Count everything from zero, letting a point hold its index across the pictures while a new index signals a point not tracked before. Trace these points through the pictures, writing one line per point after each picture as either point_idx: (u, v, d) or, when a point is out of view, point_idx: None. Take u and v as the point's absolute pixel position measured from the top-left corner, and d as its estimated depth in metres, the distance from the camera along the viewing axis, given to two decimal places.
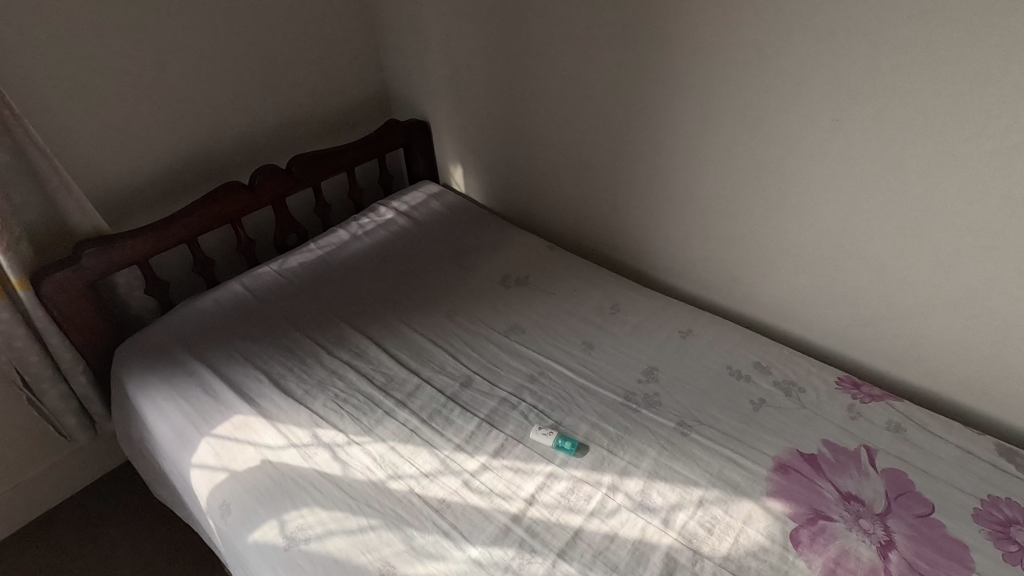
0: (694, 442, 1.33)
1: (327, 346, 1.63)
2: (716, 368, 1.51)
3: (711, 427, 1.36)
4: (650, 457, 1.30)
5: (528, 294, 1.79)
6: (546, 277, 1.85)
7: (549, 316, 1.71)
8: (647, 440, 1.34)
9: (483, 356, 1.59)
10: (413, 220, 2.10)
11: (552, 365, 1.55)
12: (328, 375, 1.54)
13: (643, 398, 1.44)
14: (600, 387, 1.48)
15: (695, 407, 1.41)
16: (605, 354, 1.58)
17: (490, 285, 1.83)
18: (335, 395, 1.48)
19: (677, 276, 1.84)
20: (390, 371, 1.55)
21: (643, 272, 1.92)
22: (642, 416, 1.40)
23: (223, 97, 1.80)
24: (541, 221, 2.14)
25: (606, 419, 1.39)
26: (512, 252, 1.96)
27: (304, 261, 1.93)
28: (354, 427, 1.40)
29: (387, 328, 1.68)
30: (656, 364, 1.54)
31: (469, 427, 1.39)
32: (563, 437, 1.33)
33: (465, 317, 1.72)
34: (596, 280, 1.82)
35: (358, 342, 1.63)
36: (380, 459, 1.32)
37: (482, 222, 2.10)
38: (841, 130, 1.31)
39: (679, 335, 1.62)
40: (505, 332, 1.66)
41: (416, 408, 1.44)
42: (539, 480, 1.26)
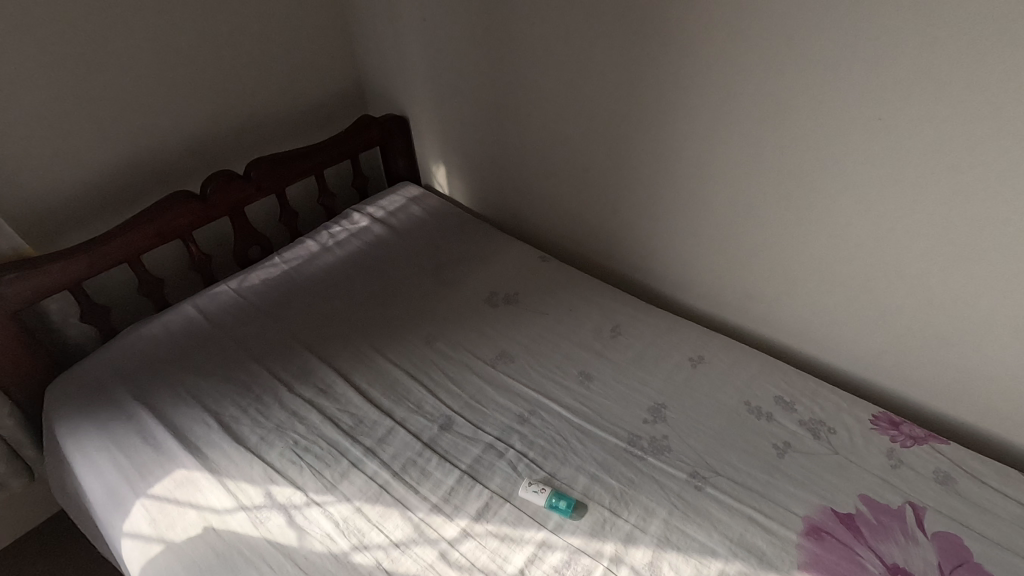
0: (711, 498, 1.14)
1: (289, 382, 1.43)
2: (733, 405, 1.31)
3: (730, 480, 1.17)
4: (661, 519, 1.11)
5: (518, 315, 1.59)
6: (539, 295, 1.65)
7: (541, 341, 1.51)
8: (655, 497, 1.15)
9: (466, 393, 1.39)
10: (390, 228, 1.89)
11: (544, 402, 1.35)
12: (289, 418, 1.34)
13: (649, 443, 1.25)
14: (600, 429, 1.28)
15: (711, 453, 1.22)
16: (604, 387, 1.38)
17: (475, 305, 1.63)
18: (295, 443, 1.28)
19: (685, 291, 1.64)
20: (359, 412, 1.35)
21: (645, 285, 1.72)
22: (650, 466, 1.20)
23: (170, 94, 1.58)
24: (532, 227, 1.93)
25: (607, 470, 1.20)
26: (500, 265, 1.75)
27: (267, 278, 1.72)
28: (315, 483, 1.21)
29: (358, 359, 1.49)
30: (665, 400, 1.34)
31: (449, 482, 1.20)
32: (558, 494, 1.15)
33: (446, 343, 1.52)
34: (594, 297, 1.62)
35: (324, 377, 1.44)
36: (345, 525, 1.14)
37: (468, 229, 1.89)
38: (884, 132, 1.10)
39: (689, 363, 1.42)
40: (492, 361, 1.46)
41: (389, 459, 1.25)
42: (530, 551, 1.08)
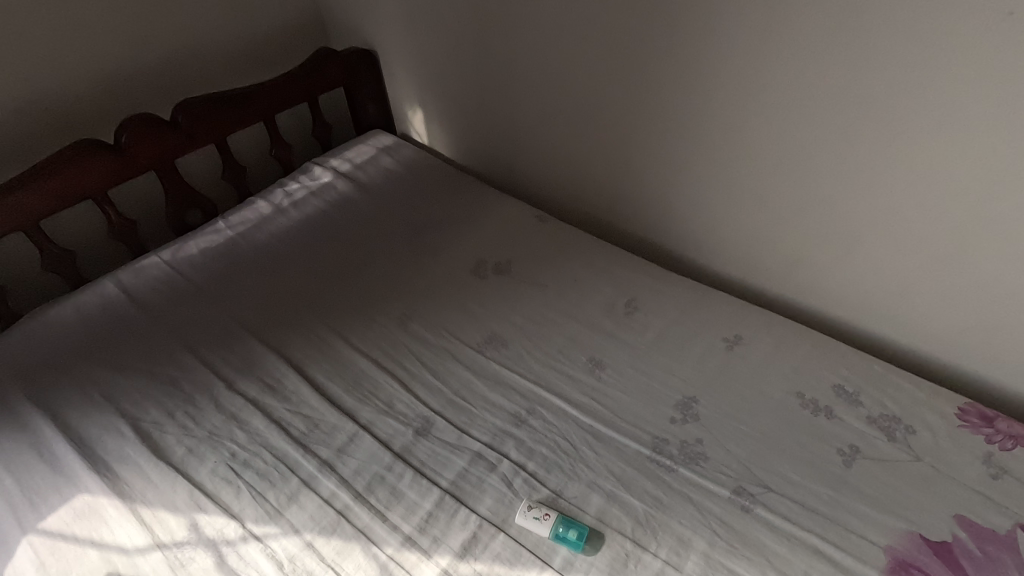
0: (764, 523, 0.89)
1: (228, 376, 1.15)
2: (782, 398, 1.05)
3: (786, 498, 0.92)
4: (700, 553, 0.86)
5: (511, 287, 1.30)
6: (536, 263, 1.36)
7: (540, 319, 1.23)
8: (691, 523, 0.89)
9: (448, 387, 1.12)
10: (357, 185, 1.58)
11: (546, 399, 1.08)
12: (225, 423, 1.07)
13: (679, 449, 0.99)
14: (616, 433, 1.02)
15: (760, 463, 0.96)
16: (619, 376, 1.11)
17: (459, 276, 1.34)
18: (232, 457, 1.02)
19: (713, 255, 1.35)
20: (314, 413, 1.08)
21: (663, 248, 1.44)
22: (682, 481, 0.95)
23: (65, 16, 1.24)
24: (527, 181, 1.62)
25: (627, 487, 0.94)
26: (490, 226, 1.46)
27: (207, 248, 1.42)
28: (255, 510, 0.95)
29: (315, 346, 1.20)
30: (696, 393, 1.07)
31: (427, 506, 0.94)
32: (566, 521, 0.89)
33: (424, 324, 1.24)
34: (603, 264, 1.34)
35: (272, 369, 1.16)
36: (291, 566, 0.88)
37: (450, 185, 1.58)
38: (1011, 34, 0.80)
39: (724, 345, 1.15)
40: (479, 346, 1.19)
41: (350, 476, 0.99)
42: None
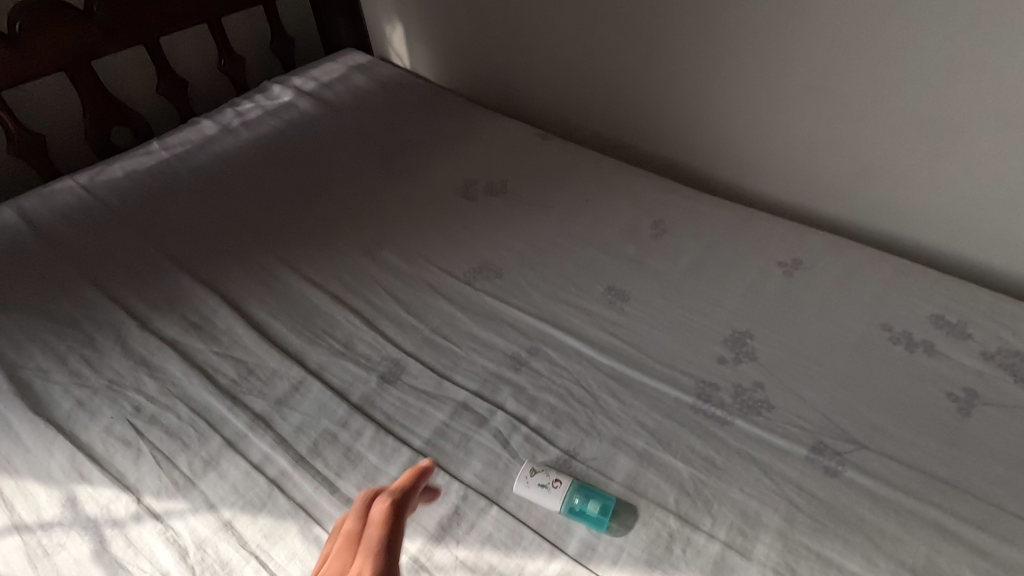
0: (859, 491, 0.64)
1: (143, 314, 0.89)
2: (865, 331, 0.80)
3: (884, 457, 0.67)
4: (773, 532, 0.61)
5: (506, 209, 1.05)
6: (538, 183, 1.10)
7: (544, 244, 0.97)
8: (758, 493, 0.64)
9: (426, 324, 0.86)
10: (322, 102, 1.32)
11: (553, 336, 0.83)
12: (131, 370, 0.81)
13: (733, 396, 0.74)
14: (647, 377, 0.77)
15: (843, 412, 0.71)
16: (647, 309, 0.86)
17: (442, 198, 1.08)
18: (135, 412, 0.76)
19: (756, 172, 1.10)
20: (250, 357, 0.83)
21: (692, 169, 1.18)
22: (740, 436, 0.70)
23: None
24: (525, 99, 1.36)
25: (665, 445, 0.69)
26: (481, 144, 1.20)
27: (135, 171, 1.16)
28: (157, 479, 0.69)
29: (258, 279, 0.95)
30: (750, 327, 0.82)
31: (392, 473, 0.69)
32: (583, 489, 0.64)
33: (397, 252, 0.98)
34: (620, 183, 1.08)
35: (201, 305, 0.90)
36: (196, 554, 0.62)
37: (434, 102, 1.32)
38: None
39: (781, 270, 0.89)
40: (467, 275, 0.93)
41: (292, 435, 0.73)
42: None
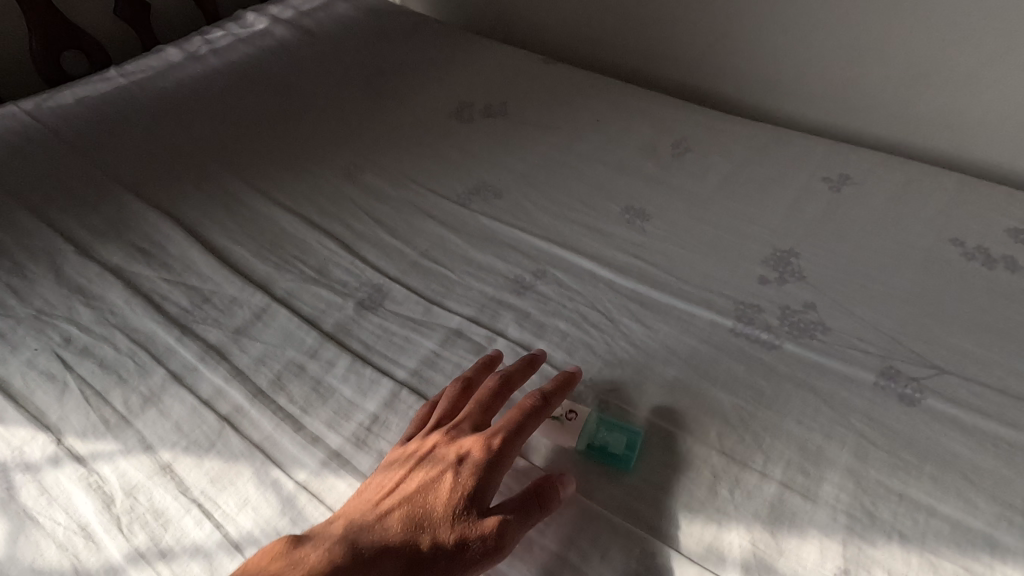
0: (944, 421, 0.52)
1: (84, 241, 0.76)
2: (932, 247, 0.67)
3: (971, 383, 0.54)
4: (843, 470, 0.49)
5: (507, 130, 0.92)
6: (542, 104, 0.97)
7: (550, 164, 0.85)
8: (819, 424, 0.52)
9: (414, 248, 0.74)
10: (301, 29, 1.19)
11: (564, 258, 0.70)
12: (64, 299, 0.69)
13: (781, 319, 0.62)
14: (676, 299, 0.64)
15: (915, 334, 0.59)
16: (673, 229, 0.73)
17: (434, 121, 0.95)
18: (65, 344, 0.63)
19: (790, 90, 0.96)
20: (206, 284, 0.70)
21: (715, 94, 1.05)
22: (792, 362, 0.57)
23: None
24: (526, 26, 1.22)
25: (701, 372, 0.57)
26: (478, 67, 1.06)
27: (89, 98, 1.03)
28: (83, 417, 0.57)
29: (221, 204, 0.82)
30: (795, 246, 0.70)
31: (370, 408, 0.57)
32: (607, 422, 0.52)
33: (382, 175, 0.86)
34: (636, 103, 0.96)
35: (153, 230, 0.77)
36: (124, 503, 0.50)
37: (425, 28, 1.18)
38: None
39: (827, 186, 0.77)
40: (462, 198, 0.81)
41: (251, 367, 0.61)
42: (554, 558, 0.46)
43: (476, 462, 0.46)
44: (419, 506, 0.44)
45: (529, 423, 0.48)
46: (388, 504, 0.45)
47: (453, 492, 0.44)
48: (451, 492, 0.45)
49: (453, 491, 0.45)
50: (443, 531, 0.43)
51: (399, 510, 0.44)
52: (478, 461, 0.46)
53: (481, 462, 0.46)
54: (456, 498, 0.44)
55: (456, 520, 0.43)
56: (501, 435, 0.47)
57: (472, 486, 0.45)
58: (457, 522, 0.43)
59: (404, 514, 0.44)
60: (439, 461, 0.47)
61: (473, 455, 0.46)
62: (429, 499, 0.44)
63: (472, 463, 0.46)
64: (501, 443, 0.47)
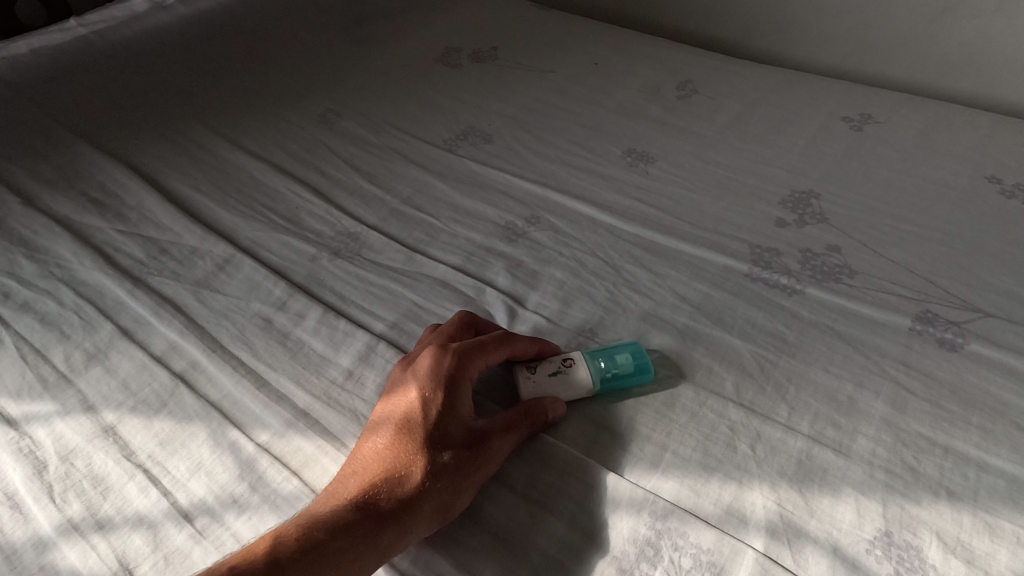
0: (992, 367, 0.46)
1: (31, 192, 0.69)
2: (964, 185, 0.61)
3: (1018, 326, 0.48)
4: (878, 422, 0.43)
5: (497, 75, 0.85)
6: (534, 48, 0.90)
7: (545, 108, 0.78)
8: (849, 373, 0.46)
9: (395, 195, 0.67)
10: None
11: (560, 202, 0.64)
12: (5, 251, 0.62)
13: (803, 261, 0.55)
14: (685, 242, 0.58)
15: (950, 275, 0.53)
16: (679, 172, 0.67)
17: (418, 67, 0.88)
18: (3, 299, 0.57)
19: (804, 30, 0.88)
20: (165, 235, 0.63)
21: (721, 39, 0.97)
22: (815, 307, 0.51)
23: None
24: None
25: (714, 320, 0.51)
26: (465, 12, 0.99)
27: (43, 47, 0.95)
28: (18, 377, 0.50)
29: (185, 153, 0.75)
30: (814, 186, 0.63)
31: (343, 363, 0.50)
32: (600, 352, 0.47)
33: (361, 122, 0.79)
34: (637, 45, 0.88)
35: (108, 181, 0.70)
36: (59, 469, 0.44)
37: None
38: None
39: (846, 125, 0.71)
40: (448, 143, 0.74)
41: (210, 321, 0.55)
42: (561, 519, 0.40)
43: (440, 384, 0.41)
44: (397, 444, 0.40)
45: (492, 348, 0.44)
46: (359, 460, 0.40)
47: (422, 420, 0.40)
48: (420, 420, 0.40)
49: (422, 418, 0.40)
50: (422, 471, 0.38)
51: (373, 459, 0.40)
52: (442, 383, 0.42)
53: (446, 384, 0.41)
54: (428, 425, 0.40)
55: (435, 446, 0.39)
56: (460, 354, 0.43)
57: (441, 413, 0.41)
58: (436, 448, 0.39)
59: (376, 455, 0.40)
60: (400, 395, 0.42)
61: (436, 384, 0.41)
62: (400, 433, 0.40)
63: (435, 387, 0.41)
64: (461, 361, 0.42)
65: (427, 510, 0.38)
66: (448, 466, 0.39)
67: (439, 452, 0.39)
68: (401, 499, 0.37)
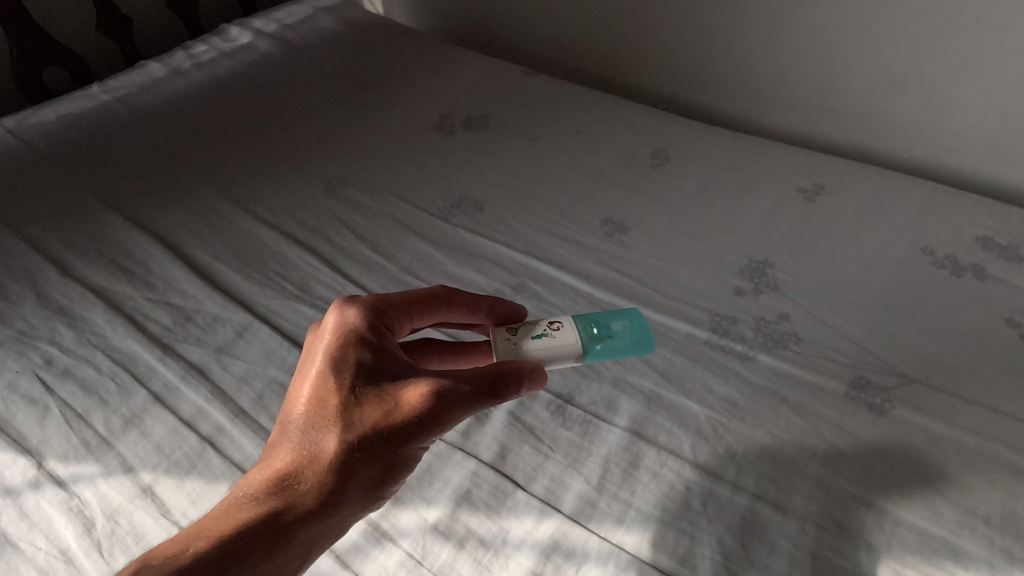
0: (912, 430, 0.53)
1: (65, 261, 0.77)
2: (902, 256, 0.69)
3: (939, 392, 0.56)
4: (813, 481, 0.50)
5: (489, 142, 0.93)
6: (524, 115, 0.98)
7: (530, 177, 0.86)
8: (791, 436, 0.53)
9: (396, 263, 0.74)
10: (284, 42, 1.19)
11: (543, 271, 0.71)
12: (45, 319, 0.69)
13: (756, 329, 0.63)
14: (652, 310, 0.65)
15: (885, 343, 0.60)
16: (651, 241, 0.74)
17: (415, 134, 0.96)
18: (45, 366, 0.64)
19: (768, 97, 0.96)
20: (189, 302, 0.71)
21: (696, 103, 1.05)
22: (765, 374, 0.58)
23: None
24: (508, 35, 1.22)
25: (676, 385, 0.58)
26: (459, 78, 1.07)
27: (70, 114, 1.03)
28: (63, 440, 0.57)
29: (204, 221, 0.83)
30: (770, 256, 0.71)
31: None
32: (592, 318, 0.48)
33: (364, 190, 0.86)
34: (617, 112, 0.96)
35: (135, 249, 0.78)
36: (104, 526, 0.51)
37: (407, 39, 1.19)
38: None
39: (802, 195, 0.78)
40: (443, 211, 0.82)
41: (232, 386, 0.61)
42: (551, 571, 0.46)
43: (348, 348, 0.42)
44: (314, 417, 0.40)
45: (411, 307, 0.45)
46: (282, 440, 0.41)
47: (334, 390, 0.40)
48: (332, 389, 0.41)
49: (333, 386, 0.41)
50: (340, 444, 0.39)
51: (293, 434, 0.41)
52: (352, 347, 0.42)
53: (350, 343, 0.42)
54: (339, 390, 0.40)
55: (350, 417, 0.40)
56: (367, 313, 0.43)
57: (356, 379, 0.41)
58: (351, 418, 0.39)
59: (295, 429, 0.41)
60: (308, 358, 0.43)
61: (346, 349, 0.42)
62: (316, 406, 0.41)
63: (343, 349, 0.42)
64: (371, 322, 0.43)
65: (354, 480, 0.39)
66: (366, 434, 0.39)
67: (356, 421, 0.39)
68: (320, 473, 0.39)
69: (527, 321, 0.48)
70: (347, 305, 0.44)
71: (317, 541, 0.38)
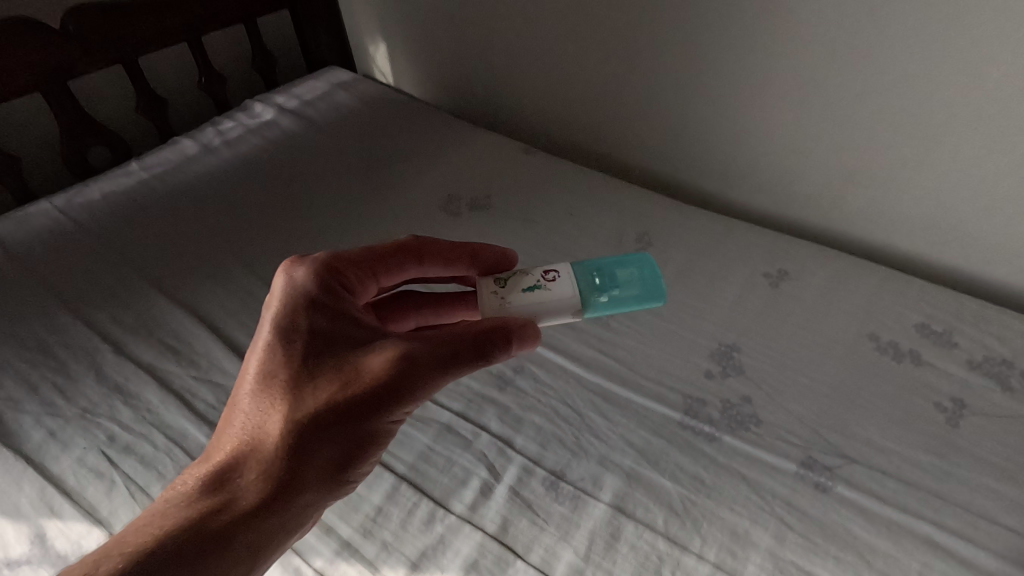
0: (850, 506, 0.63)
1: (118, 340, 0.87)
2: (852, 342, 0.79)
3: (875, 472, 0.66)
4: (764, 552, 0.60)
5: (492, 223, 1.04)
6: (523, 196, 1.09)
7: (529, 260, 0.97)
8: (748, 511, 0.63)
9: None
10: (304, 118, 1.31)
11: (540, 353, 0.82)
12: (105, 397, 0.79)
13: (723, 411, 0.73)
14: (634, 392, 0.76)
15: (833, 425, 0.70)
16: (634, 324, 0.85)
17: (425, 215, 1.07)
18: (109, 442, 0.74)
19: (740, 180, 1.07)
20: (231, 380, 0.81)
21: (678, 182, 1.16)
22: (729, 453, 0.68)
23: None
24: (509, 112, 1.34)
25: (653, 463, 0.68)
26: (465, 158, 1.18)
27: (113, 191, 1.14)
28: (130, 512, 0.67)
29: (239, 300, 0.93)
30: (737, 341, 0.81)
31: (375, 500, 0.67)
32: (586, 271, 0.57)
33: None
34: (607, 195, 1.07)
35: (180, 329, 0.88)
36: None
37: (417, 117, 1.30)
38: None
39: (768, 281, 0.89)
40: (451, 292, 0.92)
41: None
42: None
43: (294, 322, 0.49)
44: (271, 396, 0.47)
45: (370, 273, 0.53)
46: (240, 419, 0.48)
47: (286, 368, 0.47)
48: (283, 366, 0.47)
49: (286, 364, 0.47)
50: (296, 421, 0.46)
51: (250, 412, 0.48)
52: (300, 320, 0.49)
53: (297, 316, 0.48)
54: (292, 366, 0.47)
55: (306, 393, 0.46)
56: (317, 286, 0.50)
57: (307, 354, 0.47)
58: (306, 392, 0.46)
59: (251, 406, 0.48)
60: (261, 333, 0.50)
61: (293, 326, 0.49)
62: (268, 381, 0.48)
63: (293, 325, 0.49)
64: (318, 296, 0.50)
65: (313, 449, 0.46)
66: (322, 404, 0.46)
67: (313, 395, 0.46)
68: (278, 445, 0.46)
69: (518, 272, 0.57)
70: (301, 266, 0.52)
71: (284, 511, 0.46)
